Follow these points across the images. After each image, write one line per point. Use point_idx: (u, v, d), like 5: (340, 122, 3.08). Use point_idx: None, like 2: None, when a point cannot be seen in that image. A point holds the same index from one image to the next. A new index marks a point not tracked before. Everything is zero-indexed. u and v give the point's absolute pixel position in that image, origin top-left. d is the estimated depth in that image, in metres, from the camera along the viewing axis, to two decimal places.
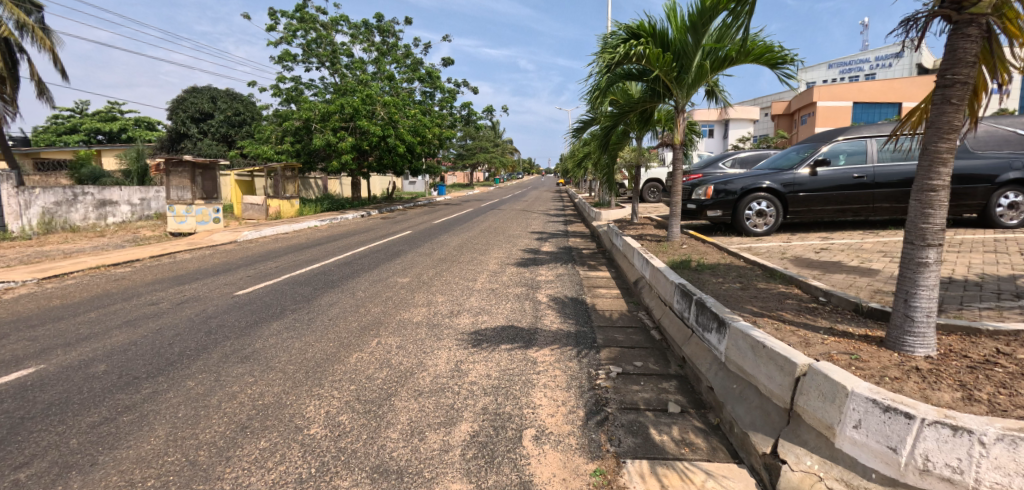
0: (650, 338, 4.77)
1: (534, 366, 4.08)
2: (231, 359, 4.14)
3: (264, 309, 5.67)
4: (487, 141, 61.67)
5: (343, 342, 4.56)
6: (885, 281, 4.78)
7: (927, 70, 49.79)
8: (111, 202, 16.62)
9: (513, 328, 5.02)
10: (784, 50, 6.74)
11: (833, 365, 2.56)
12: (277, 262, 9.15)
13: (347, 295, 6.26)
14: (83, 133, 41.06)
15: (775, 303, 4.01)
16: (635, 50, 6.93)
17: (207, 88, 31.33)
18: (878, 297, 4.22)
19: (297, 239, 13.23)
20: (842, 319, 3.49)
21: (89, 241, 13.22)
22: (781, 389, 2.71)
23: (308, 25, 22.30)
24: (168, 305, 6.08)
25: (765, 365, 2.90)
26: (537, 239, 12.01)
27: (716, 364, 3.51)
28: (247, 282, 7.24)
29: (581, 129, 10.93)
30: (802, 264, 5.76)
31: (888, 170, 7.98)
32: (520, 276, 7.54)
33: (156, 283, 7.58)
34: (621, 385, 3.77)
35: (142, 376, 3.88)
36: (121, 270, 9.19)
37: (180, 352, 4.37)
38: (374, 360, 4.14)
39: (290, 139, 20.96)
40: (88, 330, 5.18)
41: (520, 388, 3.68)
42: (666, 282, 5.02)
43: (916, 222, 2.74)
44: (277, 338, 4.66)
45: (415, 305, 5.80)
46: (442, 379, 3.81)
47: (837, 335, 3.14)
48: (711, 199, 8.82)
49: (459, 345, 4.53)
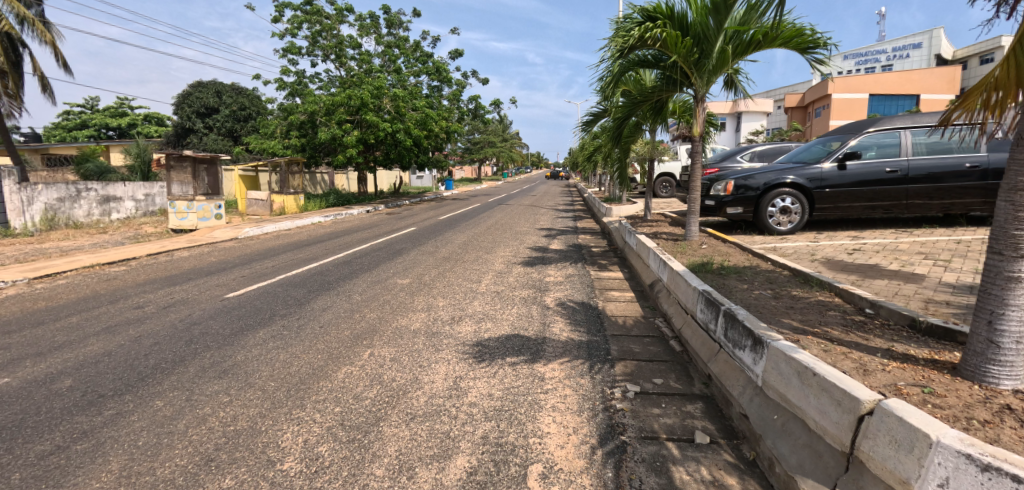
0: (670, 350, 4.33)
1: (541, 384, 3.65)
2: (208, 374, 3.77)
3: (253, 314, 5.29)
4: (495, 136, 61.24)
5: (332, 354, 4.15)
6: (934, 289, 4.29)
7: (946, 61, 48.45)
8: (114, 198, 16.40)
9: (518, 337, 4.58)
10: (815, 33, 6.24)
11: (905, 402, 2.13)
12: (276, 261, 8.81)
13: (342, 298, 5.86)
14: (93, 128, 41.51)
15: (817, 316, 3.55)
16: (650, 33, 6.44)
17: (213, 82, 31.00)
18: (931, 309, 3.74)
19: (299, 236, 12.88)
20: (898, 339, 3.04)
21: (89, 238, 13.01)
22: (839, 429, 2.28)
23: (314, 16, 21.92)
24: (153, 309, 5.72)
25: (815, 397, 2.47)
26: (546, 236, 11.52)
27: (750, 388, 3.07)
28: (240, 283, 6.89)
29: (591, 121, 10.46)
30: (835, 268, 5.26)
31: (923, 164, 7.43)
32: (528, 278, 7.10)
33: (147, 284, 7.25)
34: (640, 408, 3.33)
35: (108, 394, 3.51)
36: (116, 269, 8.88)
37: (155, 365, 4.00)
38: (365, 376, 3.73)
39: (295, 133, 20.53)
40: (65, 337, 4.84)
41: (525, 411, 3.25)
42: (687, 288, 4.56)
43: (1005, 229, 2.29)
44: (261, 348, 4.28)
45: (414, 310, 5.39)
46: (438, 400, 3.38)
47: (899, 360, 2.70)
48: (731, 195, 8.31)
49: (460, 357, 4.11)
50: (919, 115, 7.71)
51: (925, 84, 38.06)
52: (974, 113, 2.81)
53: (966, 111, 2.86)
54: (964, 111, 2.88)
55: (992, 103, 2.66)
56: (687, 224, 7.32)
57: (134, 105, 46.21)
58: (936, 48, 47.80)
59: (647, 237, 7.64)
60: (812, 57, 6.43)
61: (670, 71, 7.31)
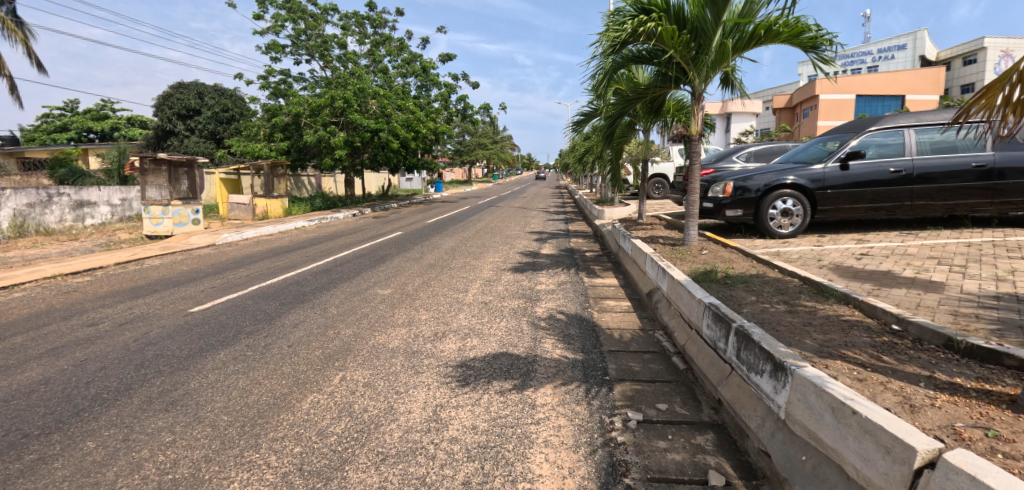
0: (673, 368, 3.95)
1: (531, 413, 3.24)
2: (154, 407, 3.32)
3: (216, 332, 4.83)
4: (486, 138, 60.64)
5: (298, 379, 3.70)
6: (958, 299, 3.97)
7: (930, 62, 48.95)
8: (89, 203, 15.72)
9: (506, 356, 4.17)
10: (817, 30, 5.97)
11: (970, 454, 1.74)
12: (251, 269, 8.33)
13: (317, 312, 5.42)
14: (74, 132, 40.61)
15: (841, 336, 3.18)
16: (645, 27, 6.08)
17: (194, 83, 30.13)
18: (962, 325, 3.40)
19: (280, 242, 12.34)
20: (937, 364, 2.69)
21: (58, 246, 12.38)
22: (888, 482, 1.88)
23: (297, 15, 21.31)
24: (108, 326, 5.22)
25: (855, 439, 2.08)
26: (537, 241, 11.10)
27: (770, 421, 2.68)
28: (208, 295, 6.41)
29: (582, 121, 10.09)
30: (847, 275, 4.92)
31: (928, 163, 7.14)
32: (518, 286, 6.68)
33: (108, 297, 6.72)
34: (643, 441, 2.93)
35: (33, 434, 3.04)
36: (79, 280, 8.32)
37: (95, 396, 3.53)
38: (332, 406, 3.29)
39: (279, 136, 19.90)
40: (2, 361, 4.34)
41: (513, 449, 2.84)
42: (691, 301, 4.18)
43: None
44: (219, 373, 3.83)
45: (394, 325, 4.96)
46: (415, 435, 2.95)
47: (946, 391, 2.34)
48: (730, 197, 7.96)
49: (441, 382, 3.68)
50: (924, 112, 7.37)
51: (911, 85, 38.23)
52: (995, 109, 2.53)
53: (985, 110, 2.58)
54: (982, 108, 2.58)
55: (1017, 101, 2.41)
56: (686, 228, 6.96)
57: (116, 108, 45.24)
58: (919, 50, 48.24)
59: (642, 242, 7.29)
60: (816, 54, 6.14)
61: (665, 67, 6.96)
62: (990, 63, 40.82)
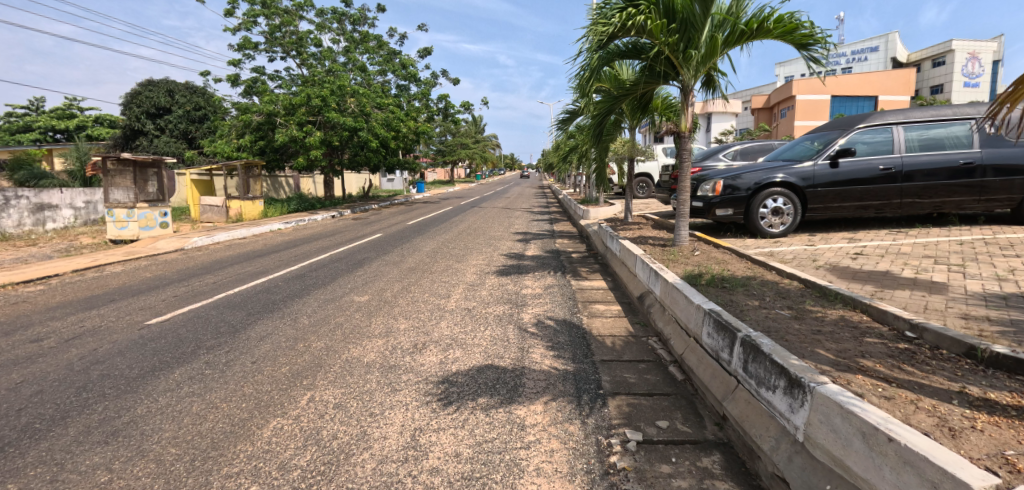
0: (671, 380, 3.69)
1: (521, 435, 2.93)
2: (91, 440, 2.92)
3: (173, 347, 4.40)
4: (468, 137, 60.16)
5: (261, 402, 3.33)
6: (966, 301, 3.78)
7: (902, 63, 50.04)
8: (50, 206, 14.91)
9: (491, 369, 3.85)
10: (810, 28, 5.83)
11: None
12: (219, 275, 7.84)
13: (287, 322, 5.02)
14: (37, 132, 39.17)
15: (854, 345, 2.95)
16: (634, 20, 5.86)
17: (164, 80, 29.05)
18: (978, 328, 3.19)
19: (252, 245, 11.80)
20: (964, 375, 2.47)
21: (13, 252, 11.66)
22: None
23: (271, 10, 20.65)
24: (53, 342, 4.77)
25: (891, 469, 1.83)
26: (521, 242, 10.78)
27: (786, 442, 2.41)
28: (168, 305, 5.95)
29: (567, 120, 9.86)
30: (846, 276, 4.72)
31: (917, 160, 7.03)
32: (503, 290, 6.37)
33: (59, 309, 6.22)
34: (646, 465, 2.65)
35: None
36: (31, 289, 7.75)
37: (25, 426, 3.11)
38: (297, 433, 2.93)
39: (252, 135, 19.11)
40: None
41: (502, 479, 2.53)
42: (688, 306, 3.91)
43: None
44: (170, 397, 3.43)
45: (370, 336, 4.59)
46: (390, 466, 2.63)
47: (984, 410, 2.11)
48: (719, 196, 7.74)
49: (421, 401, 3.35)
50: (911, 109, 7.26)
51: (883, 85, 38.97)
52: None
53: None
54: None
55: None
56: (677, 227, 6.72)
57: (82, 106, 43.68)
58: (891, 51, 49.28)
59: (630, 242, 7.03)
60: (810, 54, 6.02)
61: (654, 63, 6.73)
62: (959, 65, 41.92)
